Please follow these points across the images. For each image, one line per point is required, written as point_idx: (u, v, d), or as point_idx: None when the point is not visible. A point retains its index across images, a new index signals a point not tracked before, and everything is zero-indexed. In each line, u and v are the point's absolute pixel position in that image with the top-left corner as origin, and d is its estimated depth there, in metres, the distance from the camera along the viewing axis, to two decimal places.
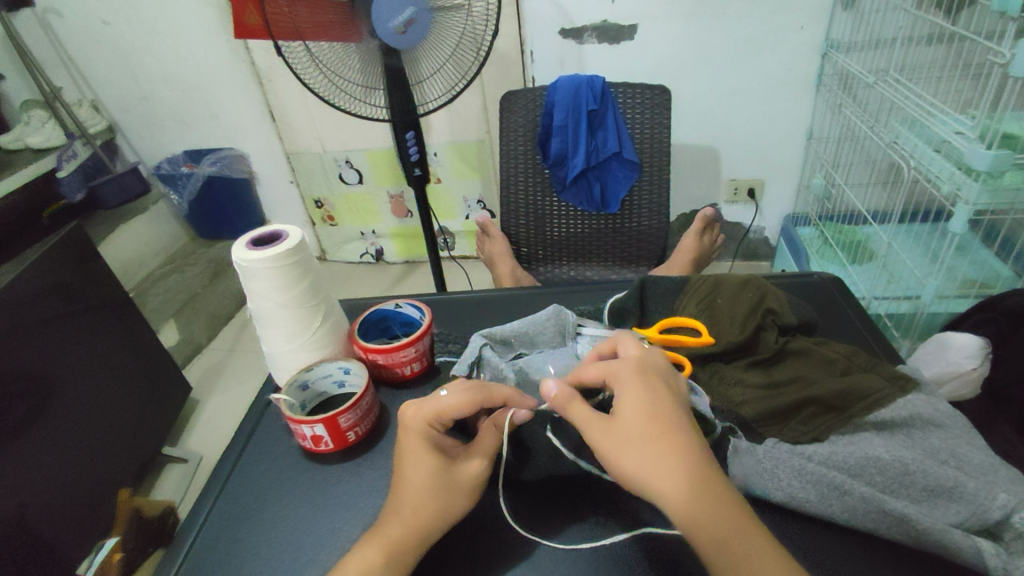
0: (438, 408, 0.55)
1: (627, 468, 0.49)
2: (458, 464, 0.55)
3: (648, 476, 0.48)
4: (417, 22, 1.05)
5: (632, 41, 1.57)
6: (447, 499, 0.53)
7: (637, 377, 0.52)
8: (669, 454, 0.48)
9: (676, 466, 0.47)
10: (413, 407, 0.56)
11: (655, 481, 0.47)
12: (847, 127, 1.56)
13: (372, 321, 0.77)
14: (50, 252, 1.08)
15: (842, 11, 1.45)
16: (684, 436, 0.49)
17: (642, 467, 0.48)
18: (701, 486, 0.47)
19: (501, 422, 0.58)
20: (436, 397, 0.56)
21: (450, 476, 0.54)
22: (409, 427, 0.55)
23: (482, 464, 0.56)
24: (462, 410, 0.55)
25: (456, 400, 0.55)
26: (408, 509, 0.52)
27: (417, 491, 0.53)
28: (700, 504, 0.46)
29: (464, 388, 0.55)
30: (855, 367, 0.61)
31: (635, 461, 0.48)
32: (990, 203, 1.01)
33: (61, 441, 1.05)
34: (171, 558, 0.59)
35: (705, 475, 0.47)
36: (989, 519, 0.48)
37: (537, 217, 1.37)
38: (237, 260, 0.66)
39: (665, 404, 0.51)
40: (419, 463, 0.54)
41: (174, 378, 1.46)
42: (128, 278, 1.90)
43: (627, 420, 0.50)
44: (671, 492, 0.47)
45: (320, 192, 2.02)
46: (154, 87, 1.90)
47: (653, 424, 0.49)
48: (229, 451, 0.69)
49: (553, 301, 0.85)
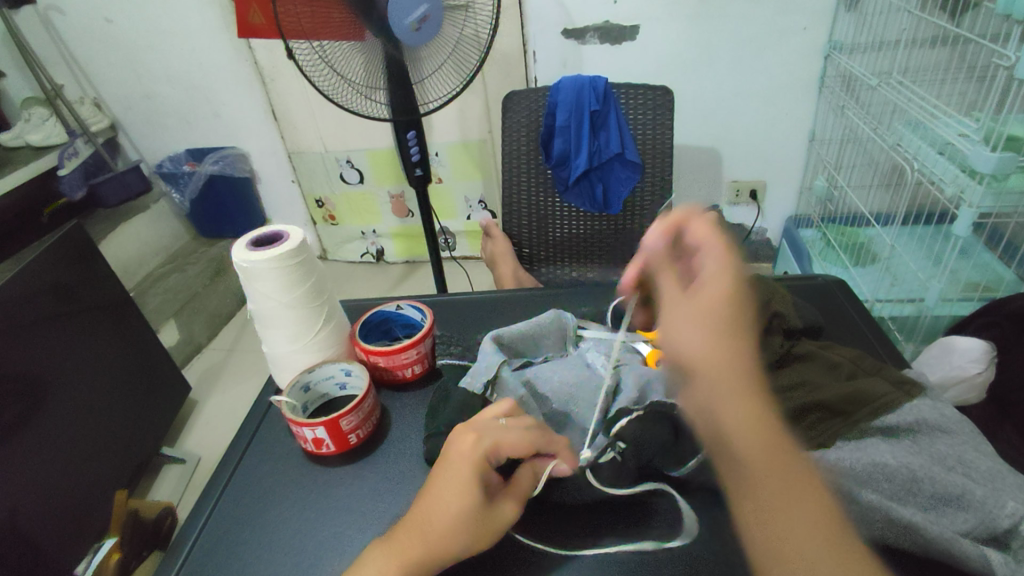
0: (499, 442, 0.53)
1: (676, 333, 0.55)
2: (495, 505, 0.53)
3: (689, 345, 0.53)
4: (431, 19, 1.05)
5: (634, 41, 1.57)
6: (475, 534, 0.52)
7: (723, 273, 0.59)
8: (716, 333, 0.53)
9: (712, 343, 0.53)
10: (471, 435, 0.54)
11: (691, 352, 0.53)
12: (850, 129, 1.55)
13: (374, 322, 0.77)
14: (48, 251, 1.08)
15: (845, 13, 1.44)
16: (733, 333, 0.54)
17: (687, 333, 0.54)
18: (731, 368, 0.52)
19: (541, 470, 0.57)
20: (497, 428, 0.54)
21: (487, 515, 0.53)
22: (461, 457, 0.53)
23: (516, 509, 0.54)
24: (522, 449, 0.54)
25: (520, 439, 0.54)
26: (437, 536, 0.51)
27: (452, 522, 0.51)
28: (726, 391, 0.50)
29: (530, 431, 0.54)
30: (861, 371, 0.60)
31: (683, 331, 0.54)
32: (994, 206, 1.01)
33: (55, 444, 1.04)
34: (171, 561, 0.58)
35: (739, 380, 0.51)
36: (997, 528, 0.48)
37: (539, 219, 1.36)
38: (239, 261, 0.65)
39: (734, 301, 0.57)
40: (461, 494, 0.52)
41: (171, 379, 1.46)
42: (128, 277, 1.90)
43: (701, 294, 0.57)
44: (705, 362, 0.52)
45: (321, 192, 2.02)
46: (155, 85, 1.89)
47: (720, 312, 0.55)
48: (230, 452, 0.69)
49: (555, 303, 0.84)
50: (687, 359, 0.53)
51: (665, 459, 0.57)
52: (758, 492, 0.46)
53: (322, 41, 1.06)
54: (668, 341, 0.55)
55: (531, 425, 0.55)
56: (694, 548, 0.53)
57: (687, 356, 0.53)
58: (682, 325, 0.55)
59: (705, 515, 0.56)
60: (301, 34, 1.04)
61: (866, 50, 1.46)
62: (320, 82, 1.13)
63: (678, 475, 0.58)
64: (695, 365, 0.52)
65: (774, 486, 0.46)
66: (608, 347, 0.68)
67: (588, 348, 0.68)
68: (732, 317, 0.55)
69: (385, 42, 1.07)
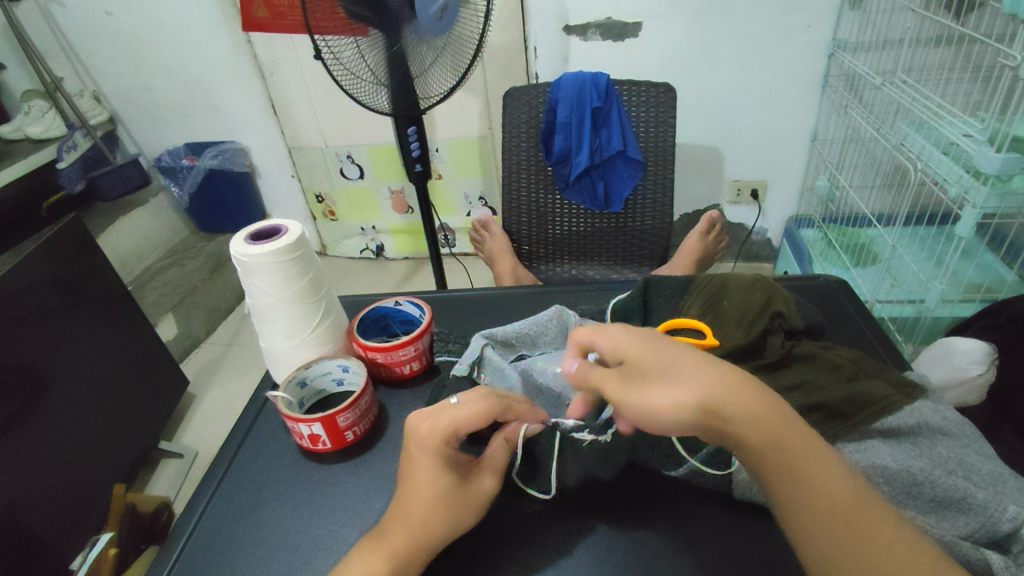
0: (455, 420, 0.52)
1: (648, 399, 0.47)
2: (471, 481, 0.53)
3: (675, 397, 0.46)
4: (449, 7, 1.08)
5: (637, 39, 1.56)
6: (456, 515, 0.52)
7: (632, 335, 0.52)
8: (652, 367, 0.49)
9: (705, 377, 0.47)
10: (428, 421, 0.53)
11: (685, 408, 0.46)
12: (853, 131, 1.59)
13: (371, 319, 0.76)
14: (47, 245, 1.07)
15: (849, 11, 1.44)
16: (682, 363, 0.49)
17: (657, 397, 0.47)
18: (751, 395, 0.47)
19: (511, 439, 0.56)
20: (453, 407, 0.53)
21: (462, 492, 0.53)
22: (424, 446, 0.52)
23: (494, 483, 0.54)
24: (479, 421, 0.52)
25: (475, 413, 0.52)
26: (415, 523, 0.51)
27: (427, 507, 0.51)
28: (737, 402, 0.46)
29: (482, 399, 0.53)
30: (862, 373, 0.59)
31: (638, 388, 0.48)
32: (998, 207, 0.99)
33: (55, 436, 1.05)
34: (165, 557, 0.58)
35: (721, 375, 0.48)
36: (998, 531, 0.47)
37: (539, 216, 1.36)
38: (236, 255, 0.64)
39: (650, 338, 0.51)
40: (431, 475, 0.52)
41: (170, 374, 1.45)
42: (127, 271, 1.89)
43: (638, 359, 0.50)
44: (695, 396, 0.46)
45: (321, 187, 2.01)
46: (155, 78, 1.88)
47: (659, 359, 0.49)
48: (226, 447, 0.68)
49: (555, 302, 0.84)
50: (723, 417, 0.46)
51: (660, 458, 0.60)
52: (773, 442, 0.46)
53: (325, 36, 1.05)
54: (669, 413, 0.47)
55: (484, 393, 0.54)
56: (696, 551, 0.52)
57: (689, 409, 0.46)
58: (669, 396, 0.47)
59: (703, 520, 0.54)
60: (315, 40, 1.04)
61: (870, 48, 1.46)
62: (338, 86, 1.11)
63: (677, 477, 0.59)
64: (728, 415, 0.46)
65: (791, 438, 0.46)
66: None
67: None
68: (668, 346, 0.50)
69: (386, 34, 1.06)
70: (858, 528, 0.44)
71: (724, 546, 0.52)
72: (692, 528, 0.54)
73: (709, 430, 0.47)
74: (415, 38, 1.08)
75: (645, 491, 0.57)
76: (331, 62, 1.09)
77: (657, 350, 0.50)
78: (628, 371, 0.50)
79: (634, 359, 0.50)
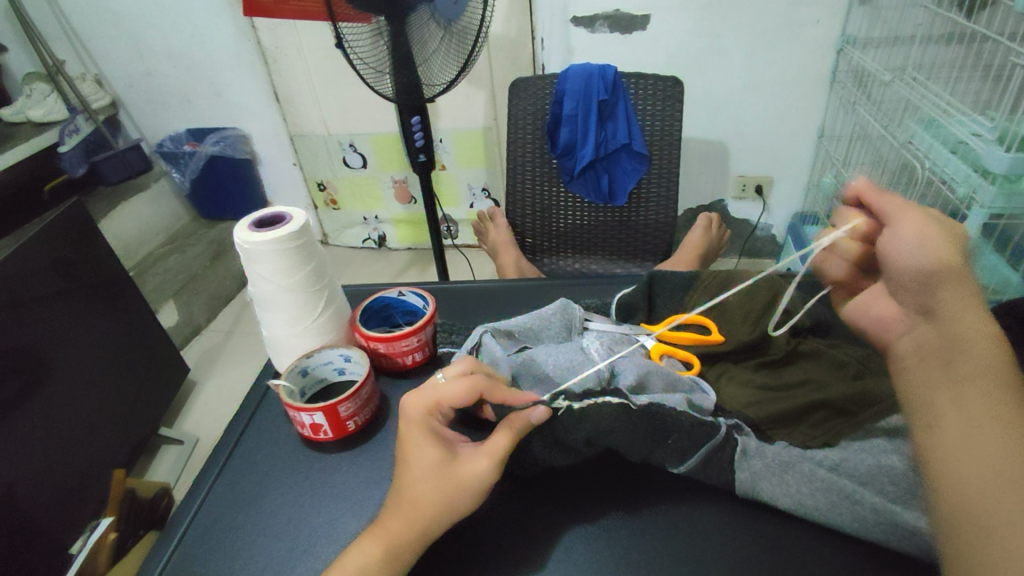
0: (439, 397, 0.54)
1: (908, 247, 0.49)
2: (463, 461, 0.52)
3: (930, 264, 0.48)
4: None
5: (644, 31, 1.54)
6: (449, 496, 0.51)
7: (931, 215, 0.52)
8: (952, 242, 0.49)
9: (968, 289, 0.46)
10: (413, 396, 0.54)
11: (926, 260, 0.48)
12: (860, 126, 1.53)
13: (374, 308, 0.76)
14: (48, 230, 1.06)
15: (858, 7, 1.43)
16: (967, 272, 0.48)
17: (910, 243, 0.50)
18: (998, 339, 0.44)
19: (515, 424, 0.53)
20: (436, 384, 0.55)
21: (453, 471, 0.51)
22: (411, 419, 0.54)
23: (489, 464, 0.51)
24: (461, 398, 0.53)
25: (459, 389, 0.53)
26: (410, 502, 0.51)
27: (419, 485, 0.51)
28: (969, 307, 0.45)
29: (464, 375, 0.54)
30: (867, 372, 0.59)
31: (909, 238, 0.50)
32: (1005, 208, 0.98)
33: (54, 420, 1.04)
34: (164, 545, 0.58)
35: (978, 305, 0.46)
36: None
37: (544, 208, 1.35)
38: (240, 242, 0.64)
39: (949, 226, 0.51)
40: (420, 450, 0.52)
41: (169, 361, 1.45)
42: (128, 257, 1.89)
43: (928, 226, 0.50)
44: (946, 266, 0.47)
45: (324, 175, 2.00)
46: (158, 63, 1.87)
47: (939, 230, 0.50)
48: (226, 435, 0.68)
49: (560, 294, 0.84)
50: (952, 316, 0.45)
51: (663, 454, 0.54)
52: (952, 384, 0.42)
53: (341, 25, 1.04)
54: (915, 265, 0.48)
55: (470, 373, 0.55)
56: (696, 546, 0.52)
57: (918, 259, 0.48)
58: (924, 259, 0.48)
59: (706, 515, 0.54)
60: (338, 28, 1.03)
61: (879, 45, 1.44)
62: (363, 81, 1.13)
63: (681, 473, 0.54)
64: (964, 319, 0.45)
65: (972, 389, 0.42)
66: (611, 339, 0.66)
67: (590, 337, 0.66)
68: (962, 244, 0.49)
69: (393, 24, 1.05)
70: (975, 487, 0.38)
71: (724, 547, 0.52)
72: (691, 523, 0.54)
73: (909, 285, 0.49)
74: (425, 18, 1.08)
75: (647, 482, 0.57)
76: (352, 57, 1.09)
77: (950, 237, 0.50)
78: (920, 231, 0.50)
79: (927, 224, 0.51)
